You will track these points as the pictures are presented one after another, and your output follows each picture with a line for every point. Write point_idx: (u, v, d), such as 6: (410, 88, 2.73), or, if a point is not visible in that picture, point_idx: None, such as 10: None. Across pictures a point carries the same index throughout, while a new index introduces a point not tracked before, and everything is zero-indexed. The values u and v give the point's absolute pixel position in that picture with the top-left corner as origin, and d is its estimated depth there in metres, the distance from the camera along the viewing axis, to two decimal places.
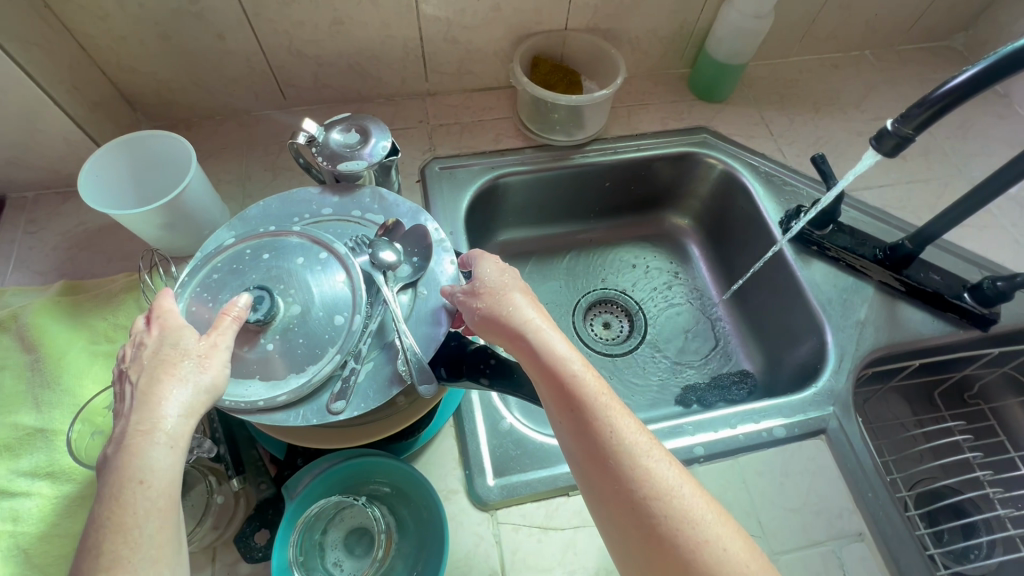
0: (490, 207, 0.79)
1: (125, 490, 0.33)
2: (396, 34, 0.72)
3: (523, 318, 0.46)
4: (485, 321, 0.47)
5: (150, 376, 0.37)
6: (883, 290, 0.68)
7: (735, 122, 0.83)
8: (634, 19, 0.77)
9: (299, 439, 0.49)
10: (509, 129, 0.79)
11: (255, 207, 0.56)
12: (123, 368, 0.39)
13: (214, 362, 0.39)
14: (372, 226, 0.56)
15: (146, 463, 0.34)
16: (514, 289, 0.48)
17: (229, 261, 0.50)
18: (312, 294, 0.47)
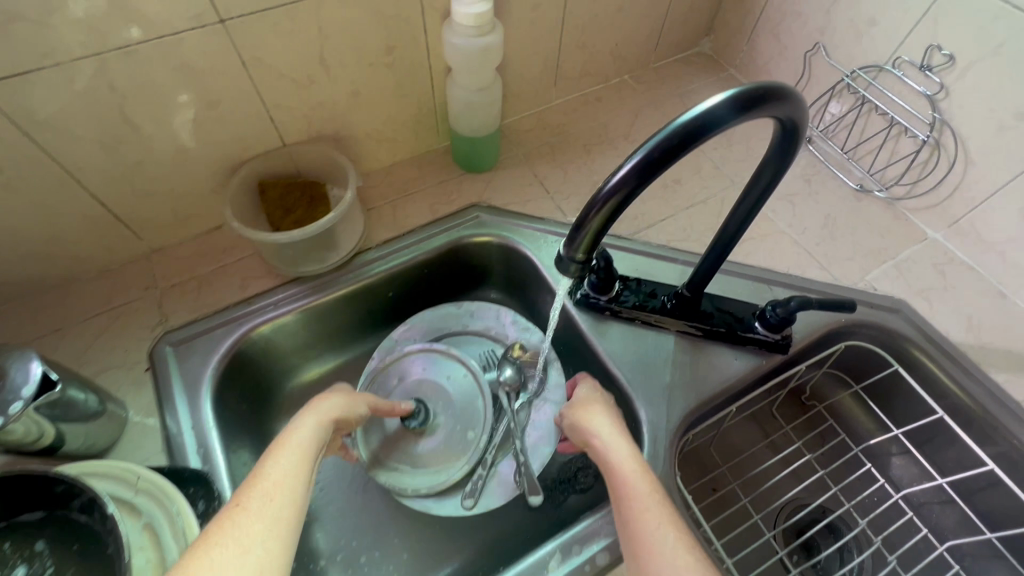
0: (258, 362, 0.67)
1: (282, 444, 0.39)
2: (66, 208, 0.59)
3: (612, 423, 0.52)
4: (575, 429, 0.55)
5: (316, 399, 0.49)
6: (682, 341, 0.64)
7: (509, 188, 0.78)
8: (360, 116, 0.69)
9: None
10: (256, 268, 0.68)
11: (420, 316, 0.72)
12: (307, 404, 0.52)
13: (360, 402, 0.53)
14: (502, 341, 0.72)
15: (302, 432, 0.42)
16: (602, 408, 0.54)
17: (398, 369, 0.67)
18: (450, 401, 0.66)
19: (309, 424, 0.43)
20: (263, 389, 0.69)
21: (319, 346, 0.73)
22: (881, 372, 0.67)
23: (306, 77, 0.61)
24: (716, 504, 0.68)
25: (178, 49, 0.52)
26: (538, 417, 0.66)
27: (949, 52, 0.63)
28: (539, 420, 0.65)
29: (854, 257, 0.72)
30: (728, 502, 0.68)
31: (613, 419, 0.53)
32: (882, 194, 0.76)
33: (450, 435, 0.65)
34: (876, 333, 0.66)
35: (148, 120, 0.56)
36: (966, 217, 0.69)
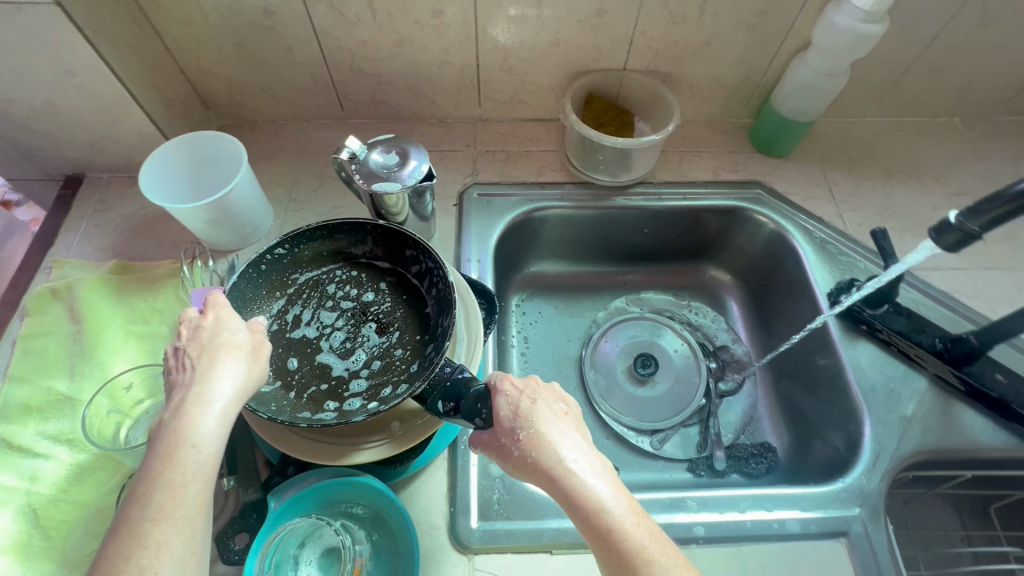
0: (523, 237, 0.78)
1: (178, 451, 0.34)
2: (455, 60, 0.73)
3: (529, 431, 0.40)
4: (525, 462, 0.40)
5: (206, 355, 0.38)
6: (938, 386, 0.61)
7: (794, 180, 0.78)
8: (696, 66, 0.75)
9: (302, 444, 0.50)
10: (554, 163, 0.79)
11: (654, 295, 0.85)
12: (179, 346, 0.39)
13: (222, 342, 0.39)
14: (721, 338, 0.80)
15: (198, 432, 0.35)
16: (543, 413, 0.41)
17: (634, 327, 0.80)
18: (669, 367, 0.77)
19: (174, 433, 0.35)
20: (514, 262, 0.81)
21: (567, 248, 0.82)
22: None
23: (681, 15, 0.67)
24: None
25: None
26: (735, 411, 0.74)
27: None
28: (735, 413, 0.74)
29: None
30: None
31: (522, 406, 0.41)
32: None
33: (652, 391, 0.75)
34: None
35: (550, 10, 0.67)
36: None
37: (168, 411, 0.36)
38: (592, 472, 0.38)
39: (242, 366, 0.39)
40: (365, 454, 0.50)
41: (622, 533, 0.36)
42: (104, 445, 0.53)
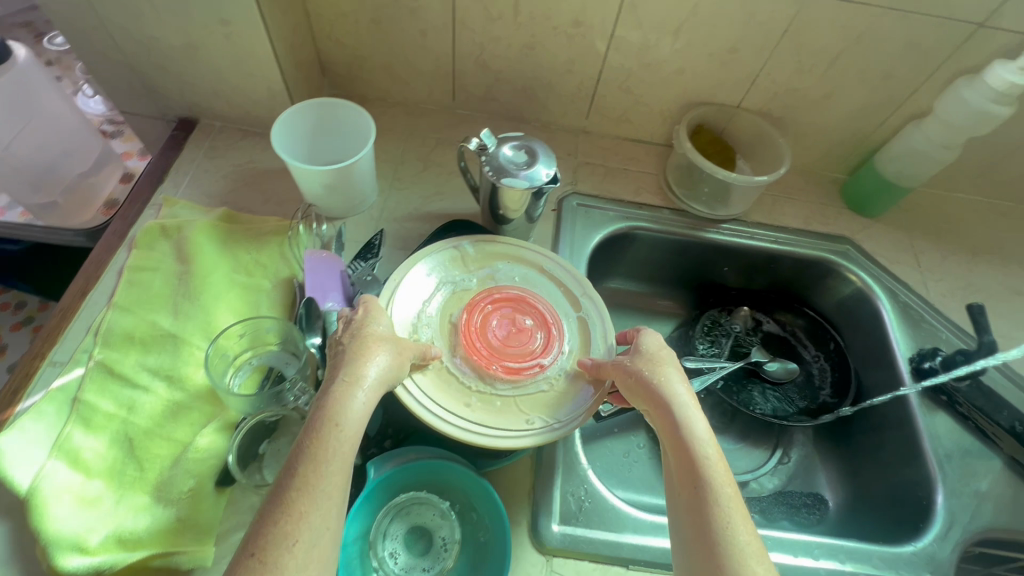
0: (611, 253, 0.79)
1: (337, 389, 0.41)
2: (578, 71, 0.74)
3: (670, 396, 0.46)
4: (634, 383, 0.49)
5: (647, 372, 0.48)
6: (1011, 468, 0.62)
7: (883, 242, 0.79)
8: (808, 115, 0.76)
9: (444, 426, 0.50)
10: (651, 185, 0.80)
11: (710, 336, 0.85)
12: (645, 356, 0.50)
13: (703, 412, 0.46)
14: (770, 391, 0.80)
15: (357, 391, 0.42)
16: (665, 368, 0.48)
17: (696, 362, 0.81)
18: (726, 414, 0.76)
19: (350, 374, 0.42)
20: (595, 274, 0.82)
21: (645, 270, 0.83)
22: None
23: (810, 64, 0.69)
24: None
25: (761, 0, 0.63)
26: (787, 460, 0.73)
27: None
28: (789, 461, 0.73)
29: None
30: None
31: (648, 363, 0.49)
32: None
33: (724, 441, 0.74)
34: None
35: (687, 41, 0.68)
36: None
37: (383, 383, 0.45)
38: (697, 422, 0.44)
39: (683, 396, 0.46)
40: (490, 439, 0.50)
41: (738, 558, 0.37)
42: (202, 389, 0.55)
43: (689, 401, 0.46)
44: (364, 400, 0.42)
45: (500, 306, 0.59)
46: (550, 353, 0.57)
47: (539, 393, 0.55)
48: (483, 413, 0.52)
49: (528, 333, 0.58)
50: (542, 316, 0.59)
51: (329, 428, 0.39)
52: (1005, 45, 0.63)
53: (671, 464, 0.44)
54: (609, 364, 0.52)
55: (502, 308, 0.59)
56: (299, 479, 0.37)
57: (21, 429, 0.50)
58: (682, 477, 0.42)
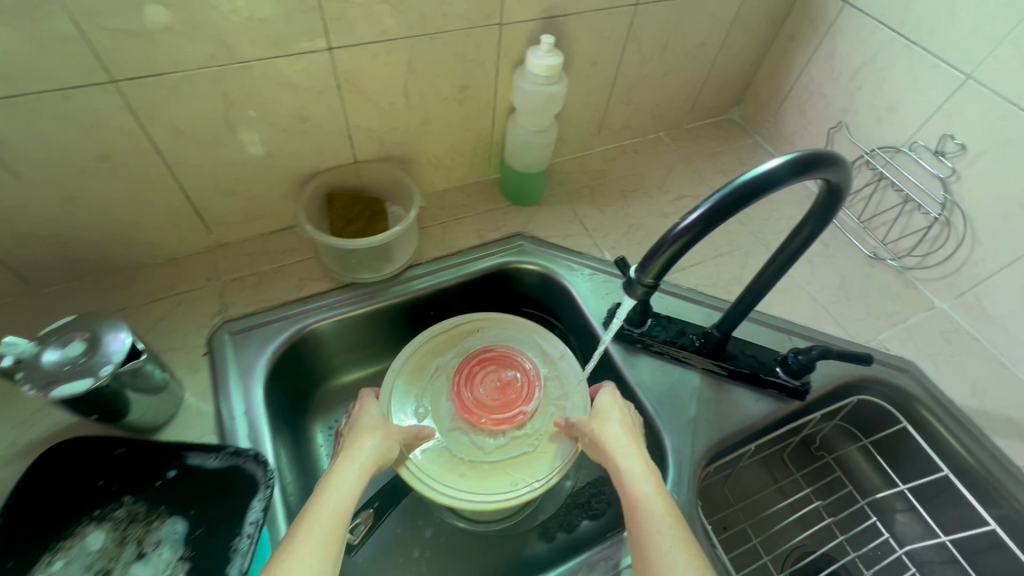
0: (304, 360, 0.70)
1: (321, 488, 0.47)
2: (156, 197, 0.63)
3: (618, 443, 0.54)
4: (591, 442, 0.57)
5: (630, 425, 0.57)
6: (708, 378, 0.68)
7: (551, 222, 0.83)
8: (426, 144, 0.76)
9: (465, 502, 0.60)
10: (314, 272, 0.73)
11: None
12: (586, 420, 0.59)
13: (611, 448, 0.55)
14: None
15: (340, 477, 0.48)
16: (614, 420, 0.57)
17: None
18: None
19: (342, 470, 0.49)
20: (304, 386, 0.72)
21: (358, 352, 0.77)
22: (892, 429, 0.71)
23: (387, 104, 0.68)
24: (728, 542, 0.70)
25: (288, 68, 0.58)
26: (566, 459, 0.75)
27: (961, 142, 0.71)
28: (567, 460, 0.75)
29: (866, 317, 0.77)
30: (738, 542, 0.70)
31: (612, 409, 0.59)
32: (894, 262, 0.82)
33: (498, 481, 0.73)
34: (887, 391, 0.71)
35: (247, 127, 0.62)
36: (972, 290, 0.75)
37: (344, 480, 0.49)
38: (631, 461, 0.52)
39: (622, 440, 0.55)
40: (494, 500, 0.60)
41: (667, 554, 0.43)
42: None
43: (626, 443, 0.54)
44: (347, 485, 0.48)
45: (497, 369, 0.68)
46: (531, 402, 0.66)
47: (522, 454, 0.64)
48: (473, 480, 0.61)
49: (510, 382, 0.67)
50: (524, 368, 0.68)
51: (326, 501, 0.45)
52: (531, 33, 0.68)
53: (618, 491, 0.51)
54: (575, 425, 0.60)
55: (492, 373, 0.68)
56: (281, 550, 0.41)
57: None
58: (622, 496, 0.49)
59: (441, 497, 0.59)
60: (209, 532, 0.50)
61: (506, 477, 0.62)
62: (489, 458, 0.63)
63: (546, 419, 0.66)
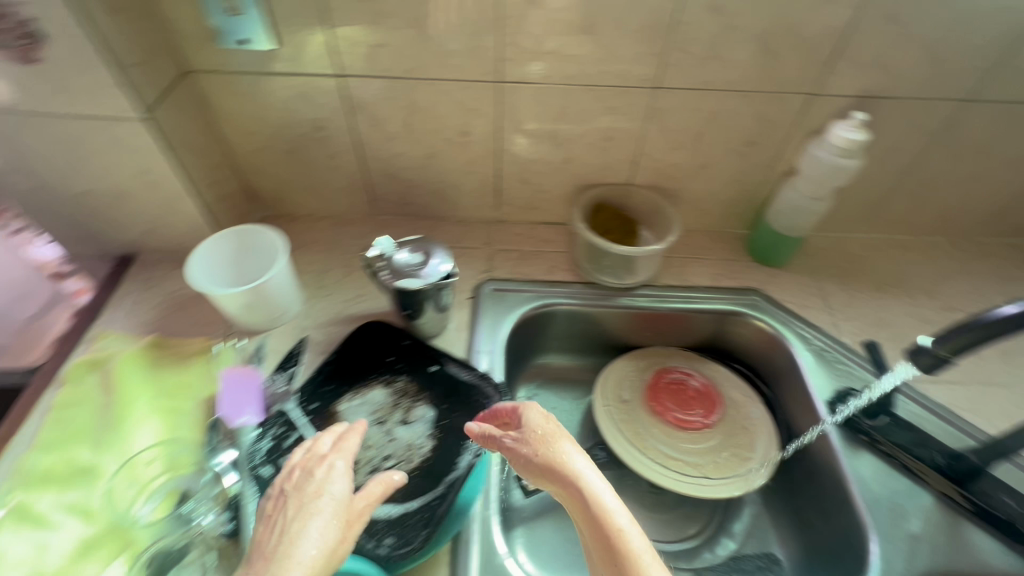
0: (532, 331, 0.82)
1: (276, 565, 0.38)
2: (478, 172, 0.82)
3: (575, 468, 0.47)
4: (536, 466, 0.49)
5: (548, 452, 0.49)
6: (943, 504, 0.61)
7: (791, 289, 0.83)
8: (695, 185, 0.83)
9: (647, 469, 0.70)
10: (563, 264, 0.85)
11: None
12: (527, 441, 0.51)
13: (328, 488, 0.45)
14: None
15: (300, 553, 0.39)
16: (561, 436, 0.51)
17: None
18: None
19: (296, 546, 0.40)
20: (524, 354, 0.84)
21: (572, 343, 0.86)
22: None
23: (679, 142, 0.76)
24: None
25: (618, 96, 0.71)
26: (742, 521, 0.71)
27: None
28: (743, 522, 0.71)
29: None
30: None
31: (559, 430, 0.51)
32: None
33: (666, 506, 0.72)
34: None
35: (564, 136, 0.76)
36: None
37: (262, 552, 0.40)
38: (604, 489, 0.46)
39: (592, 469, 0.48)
40: (674, 480, 0.69)
41: None
42: (109, 519, 0.56)
43: (590, 471, 0.47)
44: (317, 549, 0.40)
45: (682, 383, 0.81)
46: (707, 415, 0.76)
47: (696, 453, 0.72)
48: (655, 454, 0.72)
49: (690, 394, 0.79)
50: (700, 386, 0.80)
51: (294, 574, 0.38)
52: (840, 107, 0.71)
53: (570, 505, 0.48)
54: (497, 444, 0.52)
55: (676, 382, 0.81)
56: (284, 561, 0.38)
57: None
58: (562, 496, 0.48)
59: (628, 455, 0.71)
60: (450, 426, 0.62)
61: (676, 464, 0.71)
62: (668, 445, 0.73)
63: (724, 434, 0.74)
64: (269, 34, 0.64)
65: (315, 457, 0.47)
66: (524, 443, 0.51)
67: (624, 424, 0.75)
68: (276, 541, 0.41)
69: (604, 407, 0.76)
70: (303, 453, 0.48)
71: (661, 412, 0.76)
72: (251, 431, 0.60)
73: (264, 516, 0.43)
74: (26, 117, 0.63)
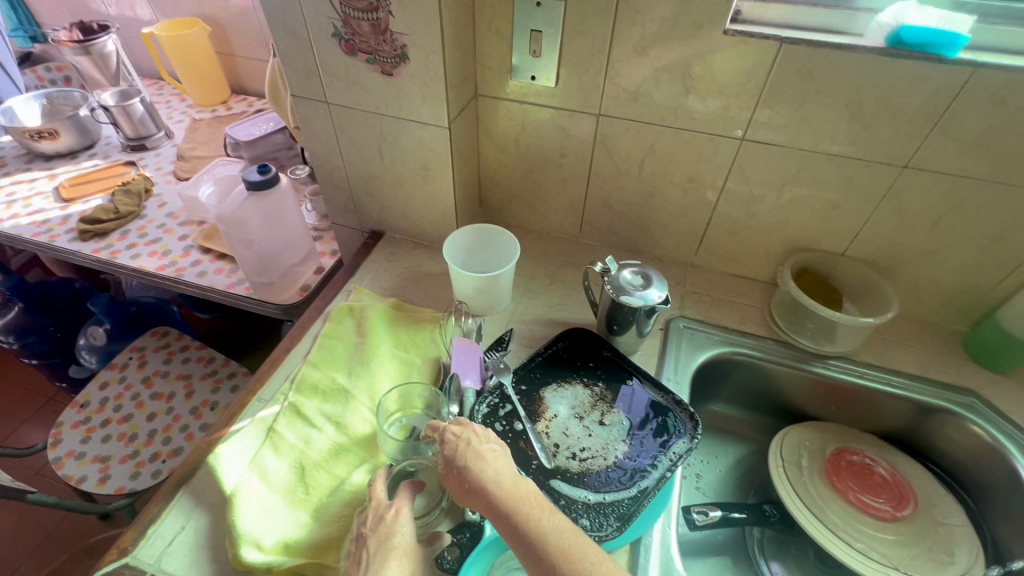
0: (712, 374, 0.84)
1: None
2: (689, 216, 0.88)
3: (491, 474, 0.52)
4: (447, 470, 0.54)
5: (468, 458, 0.54)
6: None
7: (1018, 401, 0.75)
8: (917, 268, 0.80)
9: (827, 542, 0.67)
10: (755, 318, 0.87)
11: None
12: (447, 454, 0.55)
13: (398, 525, 0.54)
14: None
15: None
16: (479, 445, 0.55)
17: None
18: None
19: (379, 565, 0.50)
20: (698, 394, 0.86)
21: (749, 397, 0.87)
22: None
23: (913, 223, 0.76)
24: None
25: (859, 170, 0.73)
26: None
27: None
28: None
29: None
30: None
31: (468, 447, 0.55)
32: None
33: None
34: None
35: (789, 197, 0.80)
36: None
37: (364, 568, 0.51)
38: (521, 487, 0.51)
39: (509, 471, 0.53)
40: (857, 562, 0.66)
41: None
42: (357, 436, 0.69)
43: (505, 474, 0.52)
44: None
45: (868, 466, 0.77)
46: (898, 507, 0.72)
47: (881, 543, 0.68)
48: (835, 531, 0.69)
49: (878, 480, 0.75)
50: (890, 476, 0.75)
51: None
52: None
53: (490, 515, 0.50)
54: (438, 471, 0.55)
55: (862, 464, 0.77)
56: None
57: (236, 442, 0.66)
58: (489, 516, 0.50)
59: (806, 522, 0.69)
60: (644, 436, 0.66)
61: (859, 547, 0.67)
62: (849, 526, 0.70)
63: (915, 534, 0.69)
64: (553, 74, 0.78)
65: (384, 505, 0.56)
66: (449, 467, 0.54)
67: (801, 490, 0.73)
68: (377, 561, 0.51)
69: (779, 466, 0.75)
70: (378, 499, 0.57)
71: (844, 490, 0.73)
72: (471, 396, 0.70)
73: (360, 539, 0.54)
74: (362, 114, 0.82)
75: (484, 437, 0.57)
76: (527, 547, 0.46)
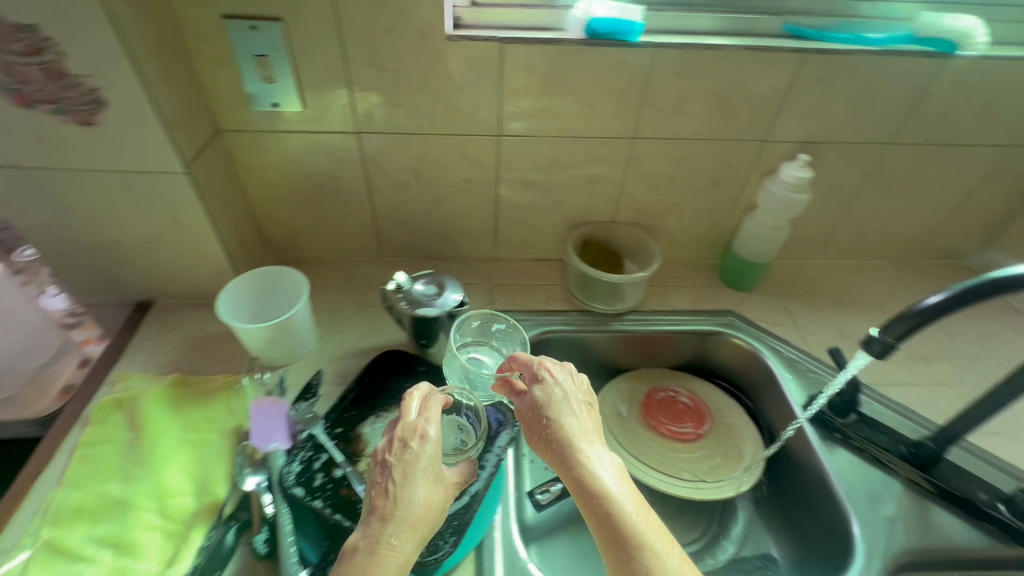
0: (533, 357, 0.89)
1: (403, 502, 0.48)
2: (478, 214, 0.91)
3: (598, 454, 0.54)
4: (532, 415, 0.58)
5: (580, 419, 0.57)
6: (911, 488, 0.68)
7: (761, 310, 0.93)
8: (669, 221, 0.94)
9: (651, 478, 0.75)
10: (557, 294, 0.93)
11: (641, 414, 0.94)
12: (540, 404, 0.57)
13: (419, 455, 0.50)
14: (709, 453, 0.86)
15: (417, 495, 0.48)
16: (574, 399, 0.59)
17: None
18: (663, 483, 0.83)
19: (403, 512, 0.47)
20: None
21: (569, 368, 0.93)
22: None
23: (654, 184, 0.88)
24: None
25: (601, 146, 0.82)
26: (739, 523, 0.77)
27: None
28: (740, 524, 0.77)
29: None
30: None
31: (570, 391, 0.59)
32: None
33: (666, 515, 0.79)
34: None
35: (555, 181, 0.87)
36: None
37: (387, 497, 0.48)
38: (603, 464, 0.53)
39: (600, 449, 0.55)
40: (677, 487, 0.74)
41: (635, 534, 0.49)
42: (145, 549, 0.57)
43: (600, 455, 0.54)
44: (418, 512, 0.47)
45: (673, 398, 0.88)
46: (700, 426, 0.83)
47: (692, 463, 0.79)
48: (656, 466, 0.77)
49: (683, 408, 0.86)
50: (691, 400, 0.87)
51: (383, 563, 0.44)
52: (787, 151, 0.83)
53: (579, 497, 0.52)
54: (522, 409, 0.59)
55: (668, 399, 0.87)
56: (403, 524, 0.46)
57: None
58: (573, 485, 0.53)
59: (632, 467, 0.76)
60: None
61: (676, 474, 0.76)
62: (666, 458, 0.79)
63: (715, 444, 0.81)
64: (297, 97, 0.74)
65: (410, 427, 0.52)
66: (539, 402, 0.58)
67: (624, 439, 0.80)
68: (407, 483, 0.48)
69: (603, 423, 0.82)
70: (407, 420, 0.53)
71: (658, 427, 0.83)
72: (280, 457, 0.63)
73: (382, 468, 0.50)
74: (72, 173, 0.69)
75: (577, 387, 0.60)
76: (603, 504, 0.50)
